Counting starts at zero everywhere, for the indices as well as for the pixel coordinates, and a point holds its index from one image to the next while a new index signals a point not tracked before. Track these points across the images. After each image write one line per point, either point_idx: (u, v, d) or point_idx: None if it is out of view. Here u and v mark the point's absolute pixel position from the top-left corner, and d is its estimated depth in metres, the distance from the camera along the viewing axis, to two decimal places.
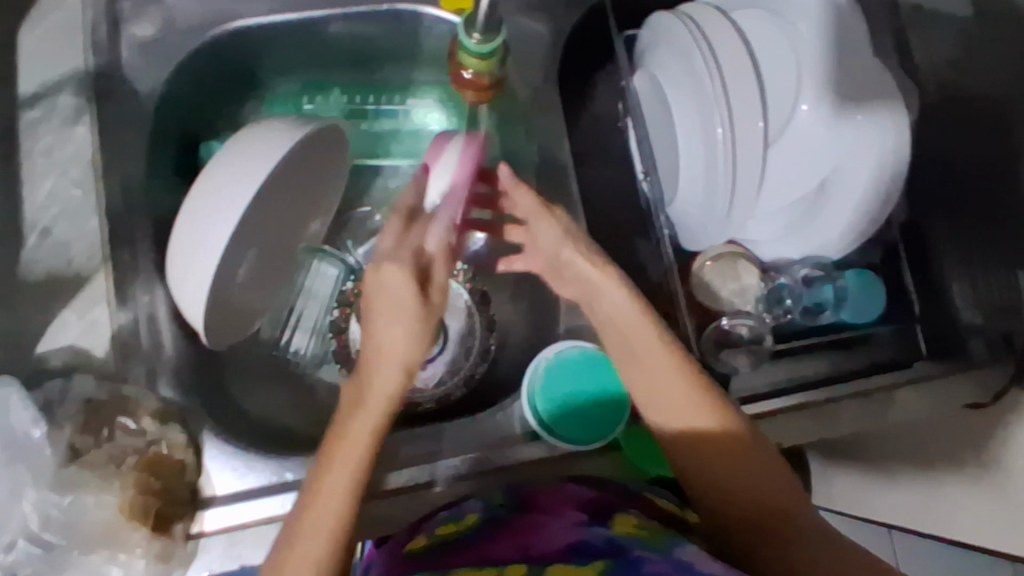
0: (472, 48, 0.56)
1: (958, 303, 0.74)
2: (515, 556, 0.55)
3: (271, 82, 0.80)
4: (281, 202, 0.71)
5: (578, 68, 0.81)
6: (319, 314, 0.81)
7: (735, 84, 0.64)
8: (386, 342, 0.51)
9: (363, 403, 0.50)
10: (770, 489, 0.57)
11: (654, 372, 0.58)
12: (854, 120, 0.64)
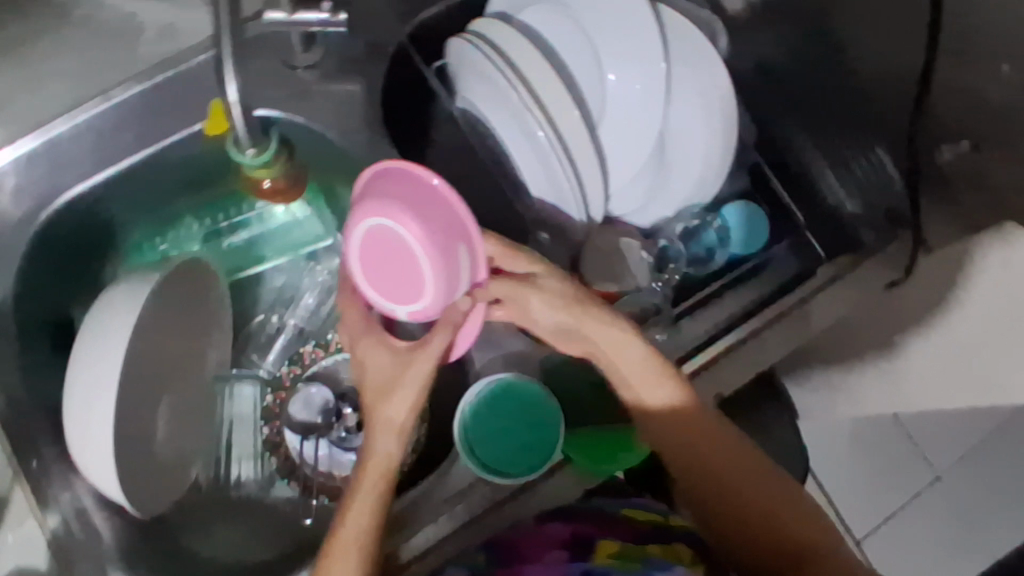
0: (249, 160, 0.64)
1: (833, 195, 0.75)
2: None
3: (123, 238, 0.78)
4: (166, 343, 0.72)
5: (408, 108, 0.80)
6: (254, 437, 0.81)
7: (538, 84, 0.66)
8: (388, 414, 0.60)
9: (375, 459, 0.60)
10: (722, 464, 0.64)
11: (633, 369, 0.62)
12: (660, 70, 0.66)
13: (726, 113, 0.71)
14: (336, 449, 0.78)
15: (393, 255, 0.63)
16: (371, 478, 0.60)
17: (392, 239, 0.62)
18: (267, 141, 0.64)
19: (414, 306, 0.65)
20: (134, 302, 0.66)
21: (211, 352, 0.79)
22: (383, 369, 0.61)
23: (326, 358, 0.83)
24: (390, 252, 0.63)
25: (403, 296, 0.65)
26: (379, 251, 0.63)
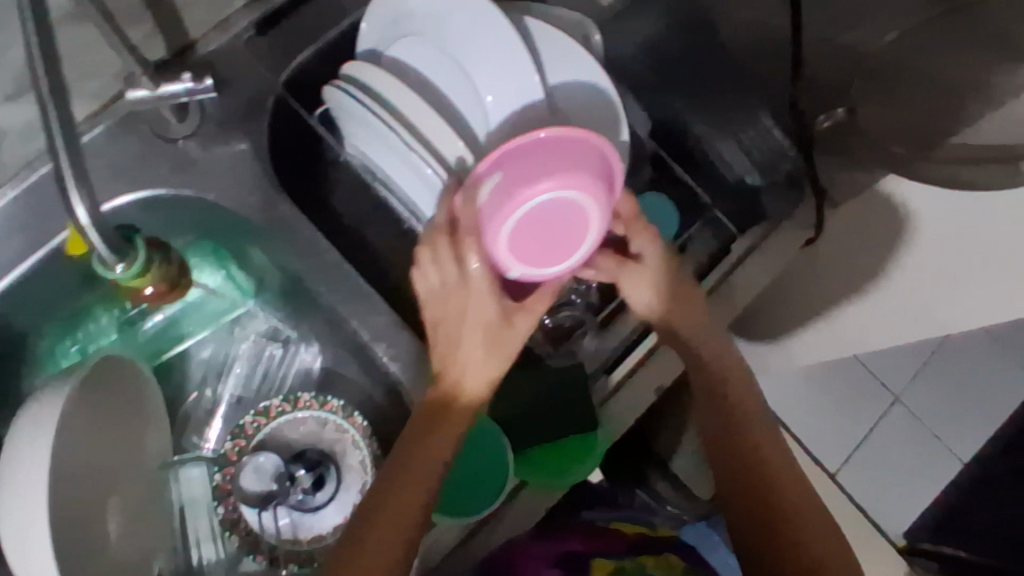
0: (121, 275, 0.61)
1: (734, 169, 0.75)
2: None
3: (31, 349, 0.76)
4: (100, 453, 0.67)
5: (296, 161, 0.79)
6: (211, 516, 0.81)
7: (418, 123, 0.64)
8: (471, 374, 0.62)
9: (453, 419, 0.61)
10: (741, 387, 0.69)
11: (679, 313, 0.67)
12: (533, 82, 0.63)
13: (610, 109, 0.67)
14: (297, 514, 0.77)
15: (562, 222, 0.58)
16: (448, 439, 0.60)
17: (568, 205, 0.57)
18: (130, 249, 0.61)
19: (531, 268, 0.60)
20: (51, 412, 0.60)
21: (148, 444, 0.76)
22: (462, 351, 0.62)
23: (269, 424, 0.81)
24: (553, 212, 0.58)
25: (530, 259, 0.59)
26: (541, 222, 0.58)
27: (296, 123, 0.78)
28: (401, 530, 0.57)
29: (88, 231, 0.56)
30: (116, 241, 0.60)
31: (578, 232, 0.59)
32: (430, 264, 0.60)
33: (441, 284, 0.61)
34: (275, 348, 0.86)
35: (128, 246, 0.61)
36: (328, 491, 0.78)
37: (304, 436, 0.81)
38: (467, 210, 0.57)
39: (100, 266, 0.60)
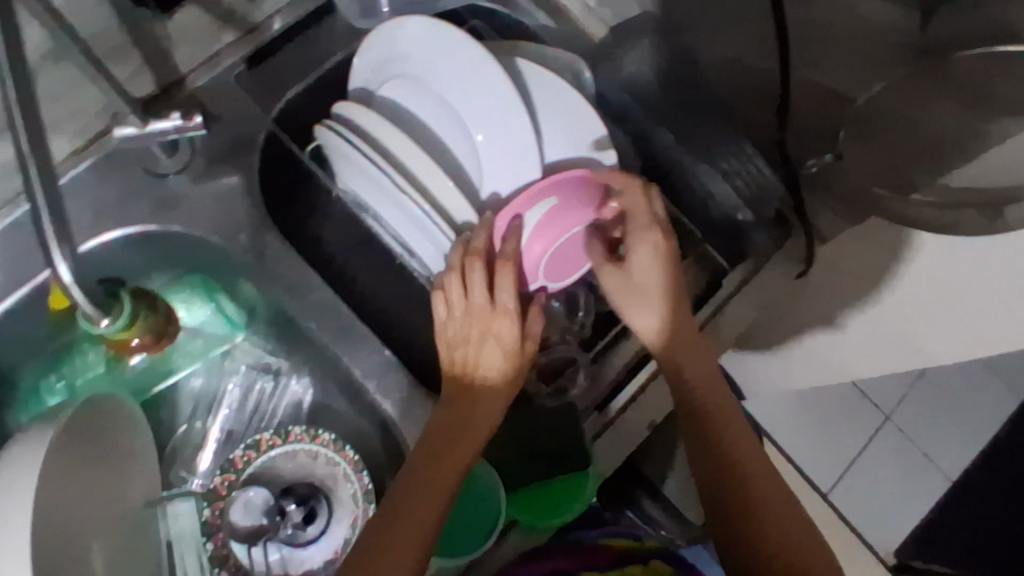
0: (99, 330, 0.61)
1: (724, 201, 0.76)
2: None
3: (15, 383, 0.75)
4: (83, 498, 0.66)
5: (285, 197, 0.79)
6: (200, 554, 0.78)
7: (406, 161, 0.64)
8: (484, 385, 0.64)
9: (467, 429, 0.63)
10: (720, 392, 0.70)
11: (659, 311, 0.67)
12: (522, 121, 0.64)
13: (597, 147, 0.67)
14: (291, 549, 0.78)
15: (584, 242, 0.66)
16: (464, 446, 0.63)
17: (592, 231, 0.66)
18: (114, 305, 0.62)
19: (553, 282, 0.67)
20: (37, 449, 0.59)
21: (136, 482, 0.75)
22: (479, 368, 0.64)
23: (259, 459, 0.80)
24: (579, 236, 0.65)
25: (556, 274, 0.67)
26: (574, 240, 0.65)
27: (286, 159, 0.78)
28: (417, 531, 0.59)
29: (73, 287, 0.56)
30: (97, 298, 0.59)
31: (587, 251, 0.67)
32: (456, 287, 0.63)
33: (463, 310, 0.64)
34: (265, 383, 0.85)
35: (110, 302, 0.61)
36: (320, 524, 0.78)
37: (295, 468, 0.81)
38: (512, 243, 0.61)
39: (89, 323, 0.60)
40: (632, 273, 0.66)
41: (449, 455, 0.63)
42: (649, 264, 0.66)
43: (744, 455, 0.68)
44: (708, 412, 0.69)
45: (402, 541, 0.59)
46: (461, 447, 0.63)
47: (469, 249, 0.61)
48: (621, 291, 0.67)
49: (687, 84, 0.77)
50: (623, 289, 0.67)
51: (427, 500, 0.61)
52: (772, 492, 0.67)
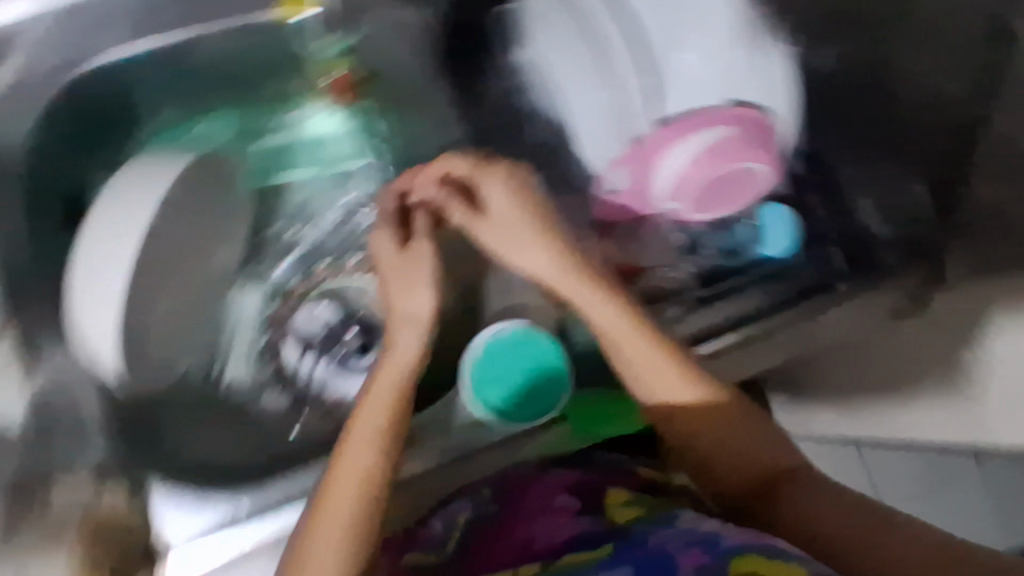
0: None
1: (866, 213, 0.73)
2: (520, 550, 0.66)
3: (153, 116, 0.76)
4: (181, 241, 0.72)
5: (464, 50, 0.81)
6: (251, 342, 0.78)
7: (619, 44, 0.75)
8: (408, 307, 0.68)
9: (389, 374, 0.63)
10: (736, 437, 0.60)
11: (602, 316, 0.64)
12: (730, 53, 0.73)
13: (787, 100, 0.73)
14: (336, 372, 0.75)
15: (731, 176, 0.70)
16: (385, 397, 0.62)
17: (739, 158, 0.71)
18: None
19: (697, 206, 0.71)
20: (153, 194, 0.69)
21: (220, 250, 0.77)
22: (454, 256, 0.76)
23: (335, 279, 0.79)
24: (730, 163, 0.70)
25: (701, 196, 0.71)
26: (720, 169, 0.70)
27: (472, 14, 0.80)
28: (360, 464, 0.58)
29: None
30: None
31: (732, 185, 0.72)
32: (387, 237, 0.72)
33: (392, 254, 0.71)
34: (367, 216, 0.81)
35: None
36: (369, 357, 0.76)
37: (366, 299, 0.77)
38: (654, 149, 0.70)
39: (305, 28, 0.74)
40: (529, 253, 0.68)
41: (380, 413, 0.61)
42: (507, 206, 0.70)
43: (727, 425, 0.60)
44: (695, 424, 0.61)
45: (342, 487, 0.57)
46: (389, 396, 0.62)
47: (394, 188, 0.75)
48: (564, 286, 0.66)
49: (875, 87, 0.74)
50: (496, 233, 0.70)
51: (363, 459, 0.58)
52: (782, 479, 0.58)
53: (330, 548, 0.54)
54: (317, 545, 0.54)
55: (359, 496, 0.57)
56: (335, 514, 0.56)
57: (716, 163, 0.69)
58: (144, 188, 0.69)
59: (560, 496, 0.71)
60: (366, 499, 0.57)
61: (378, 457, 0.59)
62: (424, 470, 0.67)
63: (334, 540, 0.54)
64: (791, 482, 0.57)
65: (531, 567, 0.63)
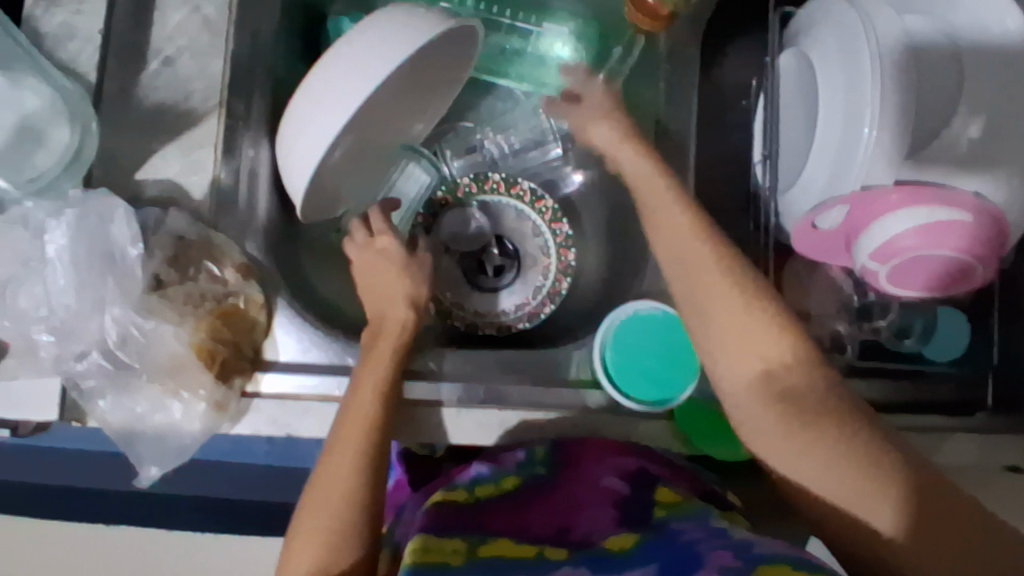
0: None
1: None
2: (553, 536, 0.57)
3: None
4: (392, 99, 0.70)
5: (717, 40, 0.78)
6: (403, 217, 0.81)
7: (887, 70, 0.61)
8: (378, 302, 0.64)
9: (381, 347, 0.62)
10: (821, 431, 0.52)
11: (711, 295, 0.57)
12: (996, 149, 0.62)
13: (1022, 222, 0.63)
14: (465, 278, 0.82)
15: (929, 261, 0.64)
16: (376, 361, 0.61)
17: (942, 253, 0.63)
18: None
19: (884, 272, 0.66)
20: (403, 45, 0.64)
21: (417, 125, 0.79)
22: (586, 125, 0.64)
23: (498, 197, 0.82)
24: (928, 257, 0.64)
25: (894, 271, 0.65)
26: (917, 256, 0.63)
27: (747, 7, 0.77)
28: (343, 469, 0.56)
29: None
30: None
31: (939, 271, 0.64)
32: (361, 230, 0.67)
33: (363, 250, 0.66)
34: (556, 151, 0.83)
35: None
36: (500, 280, 0.82)
37: (517, 230, 0.83)
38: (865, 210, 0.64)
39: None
40: (677, 239, 0.58)
41: (371, 384, 0.60)
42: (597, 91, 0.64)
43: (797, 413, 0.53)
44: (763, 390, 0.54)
45: (332, 487, 0.56)
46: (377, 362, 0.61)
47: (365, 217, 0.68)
48: (672, 252, 0.59)
49: None
50: (587, 116, 0.64)
51: (358, 411, 0.58)
52: (852, 455, 0.50)
53: (330, 481, 0.56)
54: (321, 485, 0.56)
55: (349, 492, 0.56)
56: (337, 465, 0.56)
57: (947, 241, 0.62)
58: (401, 37, 0.64)
59: (608, 477, 0.63)
60: (366, 448, 0.57)
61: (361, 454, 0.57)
62: (520, 397, 0.69)
63: (335, 486, 0.56)
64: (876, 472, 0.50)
65: (560, 552, 0.54)
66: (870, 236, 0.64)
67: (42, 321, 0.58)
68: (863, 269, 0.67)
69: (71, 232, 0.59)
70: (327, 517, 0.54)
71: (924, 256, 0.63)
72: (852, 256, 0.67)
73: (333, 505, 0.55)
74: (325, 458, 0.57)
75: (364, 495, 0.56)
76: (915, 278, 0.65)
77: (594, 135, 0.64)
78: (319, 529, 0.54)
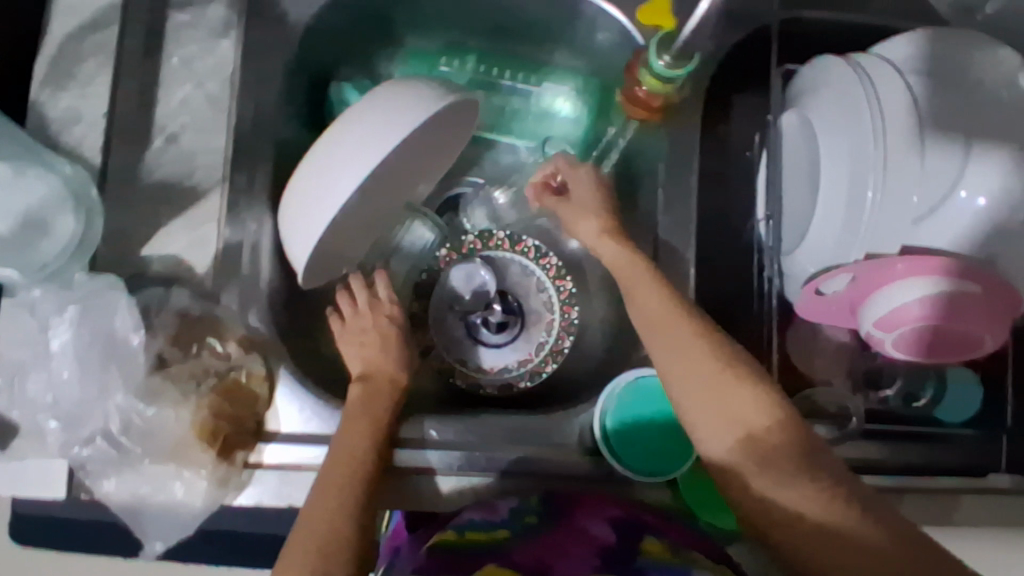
0: (659, 68, 0.65)
1: None
2: (534, 570, 0.57)
3: (414, 33, 0.78)
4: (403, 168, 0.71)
5: (723, 94, 0.76)
6: (406, 275, 0.82)
7: (893, 138, 0.61)
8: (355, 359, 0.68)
9: (375, 401, 0.65)
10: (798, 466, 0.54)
11: (686, 349, 0.59)
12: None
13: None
14: (466, 334, 0.81)
15: (929, 332, 0.64)
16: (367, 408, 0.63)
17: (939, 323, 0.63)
18: (688, 61, 0.65)
19: (889, 342, 0.66)
20: (410, 118, 0.65)
21: (420, 187, 0.78)
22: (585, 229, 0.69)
23: (503, 252, 0.83)
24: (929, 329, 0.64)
25: (898, 340, 0.66)
26: (916, 330, 0.64)
27: (748, 63, 0.76)
28: (322, 513, 0.56)
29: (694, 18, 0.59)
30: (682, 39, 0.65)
31: (943, 339, 0.65)
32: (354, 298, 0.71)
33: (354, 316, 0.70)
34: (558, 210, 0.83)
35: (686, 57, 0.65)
36: (502, 337, 0.81)
37: (520, 286, 0.83)
38: (866, 283, 0.64)
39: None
40: (659, 312, 0.61)
41: (361, 428, 0.62)
42: (584, 186, 0.71)
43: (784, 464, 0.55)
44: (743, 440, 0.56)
45: (307, 533, 0.54)
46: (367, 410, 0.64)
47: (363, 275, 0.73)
48: (665, 316, 0.61)
49: None
50: (576, 211, 0.70)
51: (347, 450, 0.60)
52: (829, 502, 0.53)
53: (322, 517, 0.55)
54: (308, 523, 0.55)
55: (325, 537, 0.54)
56: (325, 503, 0.56)
57: (950, 312, 0.63)
58: (405, 111, 0.65)
59: (597, 526, 0.64)
60: (350, 497, 0.57)
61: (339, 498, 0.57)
62: (520, 464, 0.69)
63: (324, 521, 0.55)
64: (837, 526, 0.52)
65: None
66: (869, 311, 0.65)
67: (48, 409, 0.60)
68: (867, 335, 0.67)
69: (75, 326, 0.60)
70: (315, 551, 0.53)
71: (928, 325, 0.64)
72: (856, 320, 0.68)
73: (323, 537, 0.54)
74: (314, 496, 0.57)
75: (353, 531, 0.55)
76: (920, 345, 0.66)
77: (578, 231, 0.70)
78: (305, 560, 0.52)
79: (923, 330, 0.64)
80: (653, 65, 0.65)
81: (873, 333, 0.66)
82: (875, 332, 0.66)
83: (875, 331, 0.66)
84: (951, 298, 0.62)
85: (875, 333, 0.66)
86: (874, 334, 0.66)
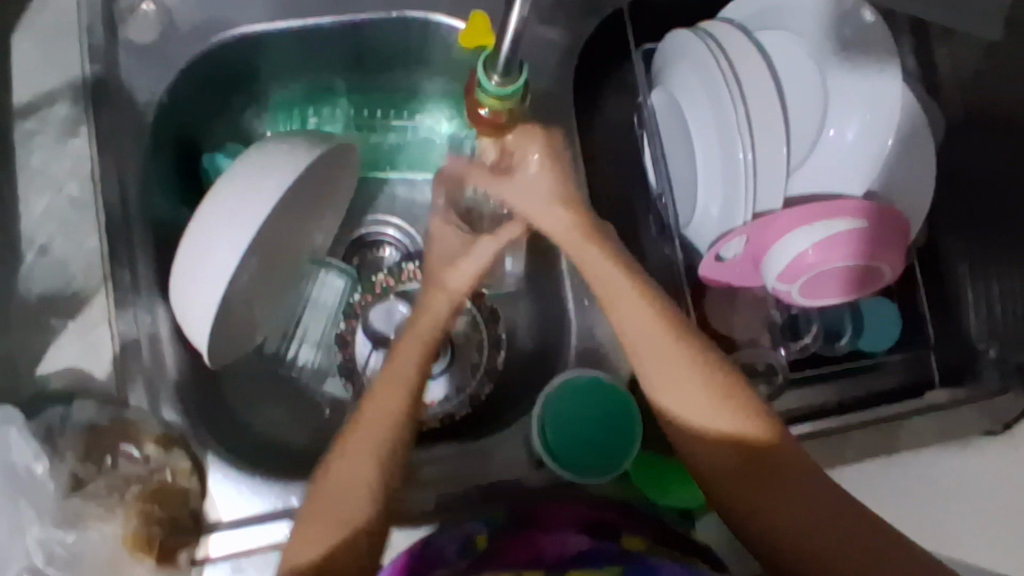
0: (490, 89, 0.51)
1: (974, 326, 0.72)
2: (528, 559, 0.59)
3: (275, 90, 0.77)
4: (286, 226, 0.69)
5: (591, 82, 0.76)
6: (325, 326, 0.80)
7: (756, 99, 0.63)
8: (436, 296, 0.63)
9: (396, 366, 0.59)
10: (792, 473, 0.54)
11: (640, 319, 0.58)
12: (884, 143, 0.66)
13: (919, 191, 0.67)
14: None
15: (836, 278, 0.66)
16: (406, 377, 0.58)
17: (848, 269, 0.65)
18: (519, 72, 0.51)
19: (797, 292, 0.67)
20: (286, 177, 0.64)
21: (316, 238, 0.77)
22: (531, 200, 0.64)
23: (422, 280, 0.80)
24: (835, 274, 0.65)
25: (807, 289, 0.67)
26: (827, 276, 0.66)
27: (606, 49, 0.75)
28: (348, 490, 0.53)
29: (509, 32, 0.46)
30: (509, 76, 0.51)
31: (849, 285, 0.67)
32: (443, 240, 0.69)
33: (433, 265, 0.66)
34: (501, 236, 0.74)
35: (513, 70, 0.51)
36: (439, 367, 0.79)
37: None
38: (767, 238, 0.65)
39: (479, 68, 0.51)
40: (638, 316, 0.58)
41: (396, 404, 0.56)
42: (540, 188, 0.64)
43: (757, 489, 0.54)
44: (730, 463, 0.55)
45: (330, 511, 0.53)
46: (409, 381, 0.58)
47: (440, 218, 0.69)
48: (636, 323, 0.58)
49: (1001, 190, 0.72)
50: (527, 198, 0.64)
51: (378, 425, 0.55)
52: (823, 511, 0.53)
53: (339, 491, 0.53)
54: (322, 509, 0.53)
55: (342, 515, 0.52)
56: (350, 472, 0.54)
57: (846, 251, 0.64)
58: (278, 170, 0.64)
59: (567, 508, 0.65)
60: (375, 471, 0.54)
61: (363, 482, 0.53)
62: (472, 492, 0.69)
63: (346, 495, 0.53)
64: (832, 522, 0.52)
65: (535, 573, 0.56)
66: (776, 265, 0.66)
67: None
68: (774, 290, 0.68)
69: None
70: (333, 527, 0.52)
71: (828, 268, 0.65)
72: (761, 276, 0.69)
73: (343, 514, 0.52)
74: (345, 460, 0.54)
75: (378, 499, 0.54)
76: (827, 292, 0.67)
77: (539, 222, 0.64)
78: (322, 532, 0.52)
79: (829, 276, 0.65)
80: (483, 86, 0.51)
81: (779, 285, 0.67)
82: (784, 283, 0.66)
83: (784, 283, 0.66)
84: (860, 242, 0.64)
85: (782, 284, 0.67)
86: (782, 287, 0.67)
